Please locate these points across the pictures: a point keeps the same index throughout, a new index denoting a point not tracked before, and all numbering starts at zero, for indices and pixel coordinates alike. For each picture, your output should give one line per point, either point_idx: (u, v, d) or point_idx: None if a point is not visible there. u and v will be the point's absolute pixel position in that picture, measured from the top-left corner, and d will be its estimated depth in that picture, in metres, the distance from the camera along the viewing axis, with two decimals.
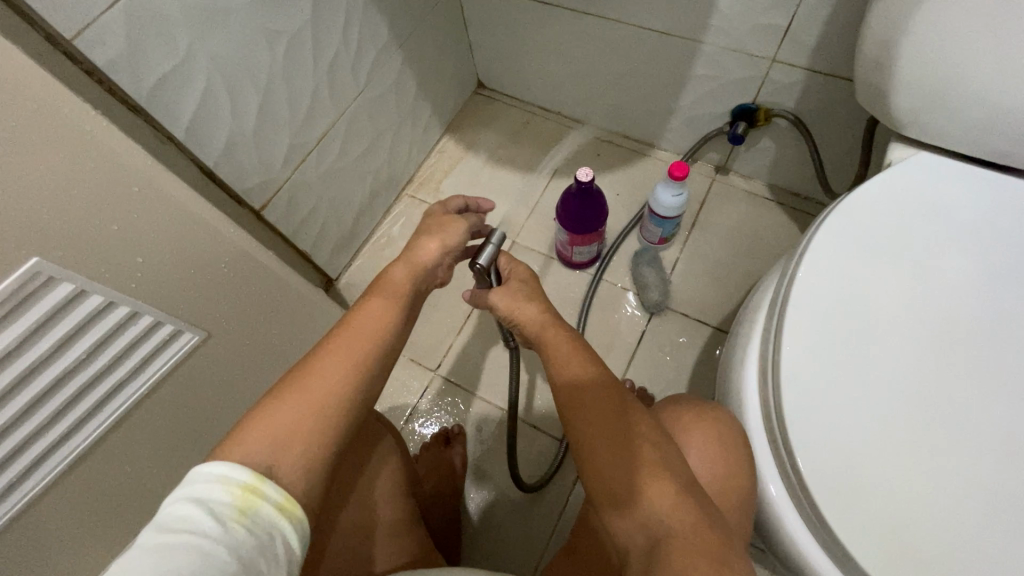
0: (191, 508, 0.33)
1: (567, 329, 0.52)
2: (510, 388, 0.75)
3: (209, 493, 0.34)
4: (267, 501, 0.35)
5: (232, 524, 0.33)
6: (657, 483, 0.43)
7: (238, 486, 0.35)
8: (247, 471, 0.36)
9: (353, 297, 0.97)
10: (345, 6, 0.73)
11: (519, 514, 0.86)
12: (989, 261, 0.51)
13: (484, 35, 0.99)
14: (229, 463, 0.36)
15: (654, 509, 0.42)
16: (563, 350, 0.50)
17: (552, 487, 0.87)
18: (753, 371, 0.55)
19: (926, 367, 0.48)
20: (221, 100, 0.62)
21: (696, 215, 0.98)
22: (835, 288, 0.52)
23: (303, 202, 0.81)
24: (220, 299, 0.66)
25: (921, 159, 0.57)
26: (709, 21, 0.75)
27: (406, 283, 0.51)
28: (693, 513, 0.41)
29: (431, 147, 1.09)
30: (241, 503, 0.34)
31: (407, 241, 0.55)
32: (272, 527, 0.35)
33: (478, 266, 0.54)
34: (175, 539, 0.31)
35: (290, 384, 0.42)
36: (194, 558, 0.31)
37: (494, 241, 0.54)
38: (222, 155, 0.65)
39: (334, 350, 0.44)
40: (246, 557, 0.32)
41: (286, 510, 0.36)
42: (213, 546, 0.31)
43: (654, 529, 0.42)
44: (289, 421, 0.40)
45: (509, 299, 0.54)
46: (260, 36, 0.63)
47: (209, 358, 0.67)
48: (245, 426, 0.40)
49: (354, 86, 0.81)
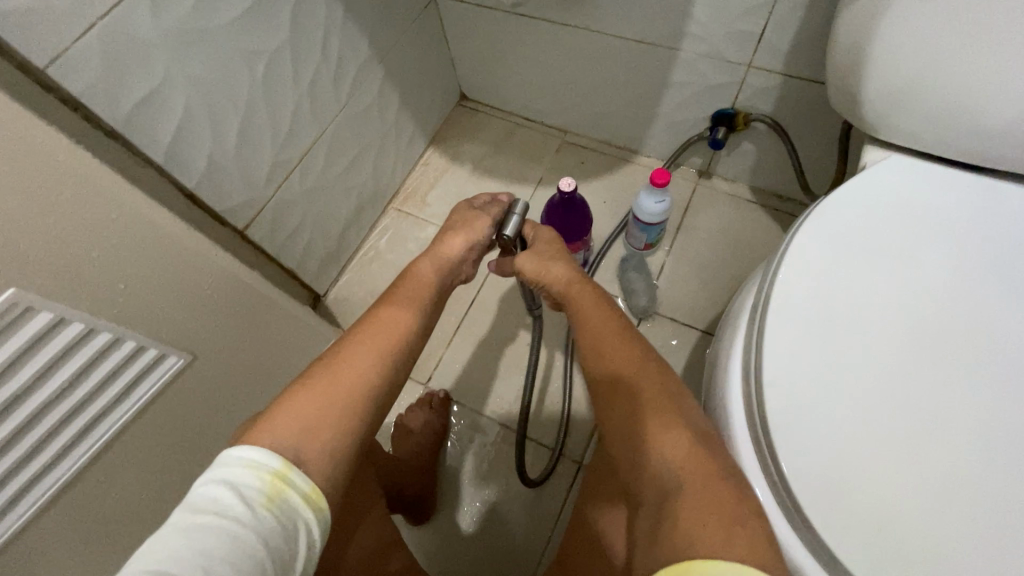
0: (223, 492, 0.36)
1: (590, 294, 0.58)
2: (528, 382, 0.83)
3: (240, 478, 0.37)
4: (295, 489, 0.39)
5: (260, 510, 0.36)
6: (670, 440, 0.46)
7: (268, 472, 0.38)
8: (276, 458, 0.39)
9: (342, 312, 0.97)
10: (324, 22, 0.73)
11: (513, 524, 0.85)
12: (963, 261, 0.52)
13: (464, 47, 1.00)
14: (259, 450, 0.40)
15: (668, 465, 0.46)
16: (590, 316, 0.57)
17: (547, 497, 0.86)
18: (737, 375, 0.55)
19: (909, 368, 0.49)
20: (201, 121, 0.62)
21: (681, 220, 0.98)
22: (815, 290, 0.52)
23: (287, 220, 0.81)
24: (204, 321, 0.65)
25: (895, 161, 0.58)
26: (685, 29, 0.76)
27: (430, 275, 0.58)
28: (703, 468, 0.44)
29: (416, 160, 1.09)
30: (270, 490, 0.38)
31: (434, 239, 0.61)
32: (297, 515, 0.38)
33: (506, 236, 0.60)
34: (208, 520, 0.34)
35: (327, 371, 0.47)
36: (226, 539, 0.33)
37: (517, 211, 0.60)
38: (203, 177, 0.65)
39: (367, 337, 0.50)
40: (271, 542, 0.35)
41: (310, 499, 0.39)
42: (242, 530, 0.34)
43: (668, 486, 0.45)
44: (319, 408, 0.44)
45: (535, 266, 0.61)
46: (239, 55, 0.63)
47: (195, 380, 0.67)
48: (277, 413, 0.43)
49: (335, 102, 0.81)
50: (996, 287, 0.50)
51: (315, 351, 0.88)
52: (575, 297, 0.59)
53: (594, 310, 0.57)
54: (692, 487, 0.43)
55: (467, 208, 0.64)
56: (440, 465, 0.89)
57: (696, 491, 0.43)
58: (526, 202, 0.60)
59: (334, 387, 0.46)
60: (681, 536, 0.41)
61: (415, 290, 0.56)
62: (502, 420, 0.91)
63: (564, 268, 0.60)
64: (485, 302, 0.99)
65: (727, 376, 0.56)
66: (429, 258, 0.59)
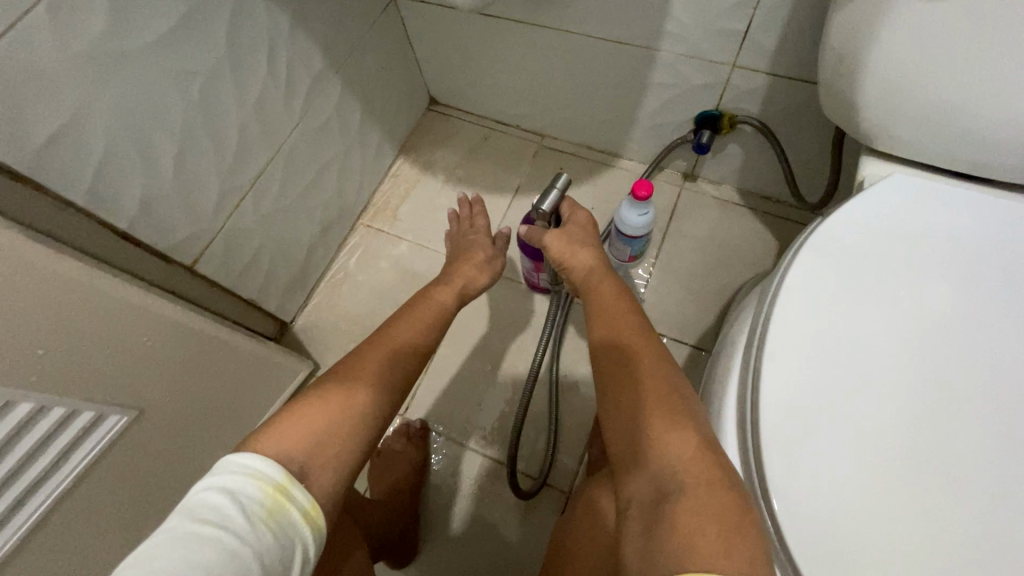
0: (223, 501, 0.34)
1: (609, 278, 0.62)
2: (527, 387, 0.79)
3: (241, 487, 0.35)
4: (296, 503, 0.37)
5: (260, 524, 0.34)
6: (675, 438, 0.46)
7: (271, 484, 0.37)
8: (279, 470, 0.37)
9: (311, 340, 0.92)
10: (269, 35, 0.67)
11: (495, 542, 0.80)
12: (969, 289, 0.48)
13: (430, 50, 0.93)
14: (266, 460, 0.38)
15: (669, 462, 0.45)
16: (606, 292, 0.60)
17: (535, 515, 0.80)
18: (732, 425, 0.51)
19: (916, 423, 0.45)
20: (129, 155, 0.55)
21: (667, 227, 0.93)
22: (812, 325, 0.48)
23: (242, 249, 0.75)
24: (152, 372, 0.60)
25: (900, 180, 0.53)
26: (662, 28, 0.70)
27: (447, 299, 0.63)
28: (707, 471, 0.43)
29: (385, 171, 1.03)
30: (271, 504, 0.36)
31: (450, 270, 0.69)
32: (296, 531, 0.36)
33: (542, 211, 0.66)
34: (206, 530, 0.32)
35: (342, 378, 0.48)
36: (224, 555, 0.31)
37: (558, 186, 0.65)
38: (138, 214, 0.59)
39: (378, 350, 0.52)
40: (268, 561, 0.33)
41: (310, 516, 0.37)
42: (240, 545, 0.32)
43: (665, 485, 0.44)
44: (326, 423, 0.43)
45: (563, 244, 0.65)
46: (168, 79, 0.56)
47: (143, 436, 0.61)
48: (280, 422, 0.42)
49: (288, 119, 0.75)
50: (1007, 329, 0.46)
51: (280, 387, 0.82)
52: (597, 281, 0.63)
53: (610, 289, 0.61)
54: (694, 489, 0.42)
55: (483, 237, 0.75)
56: (426, 481, 0.84)
57: (699, 493, 0.42)
58: (569, 180, 0.65)
59: (347, 392, 0.46)
60: (679, 540, 0.40)
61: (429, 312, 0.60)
62: (483, 449, 0.85)
63: (589, 257, 0.64)
64: (465, 322, 0.92)
65: (720, 426, 0.52)
66: (467, 262, 0.70)
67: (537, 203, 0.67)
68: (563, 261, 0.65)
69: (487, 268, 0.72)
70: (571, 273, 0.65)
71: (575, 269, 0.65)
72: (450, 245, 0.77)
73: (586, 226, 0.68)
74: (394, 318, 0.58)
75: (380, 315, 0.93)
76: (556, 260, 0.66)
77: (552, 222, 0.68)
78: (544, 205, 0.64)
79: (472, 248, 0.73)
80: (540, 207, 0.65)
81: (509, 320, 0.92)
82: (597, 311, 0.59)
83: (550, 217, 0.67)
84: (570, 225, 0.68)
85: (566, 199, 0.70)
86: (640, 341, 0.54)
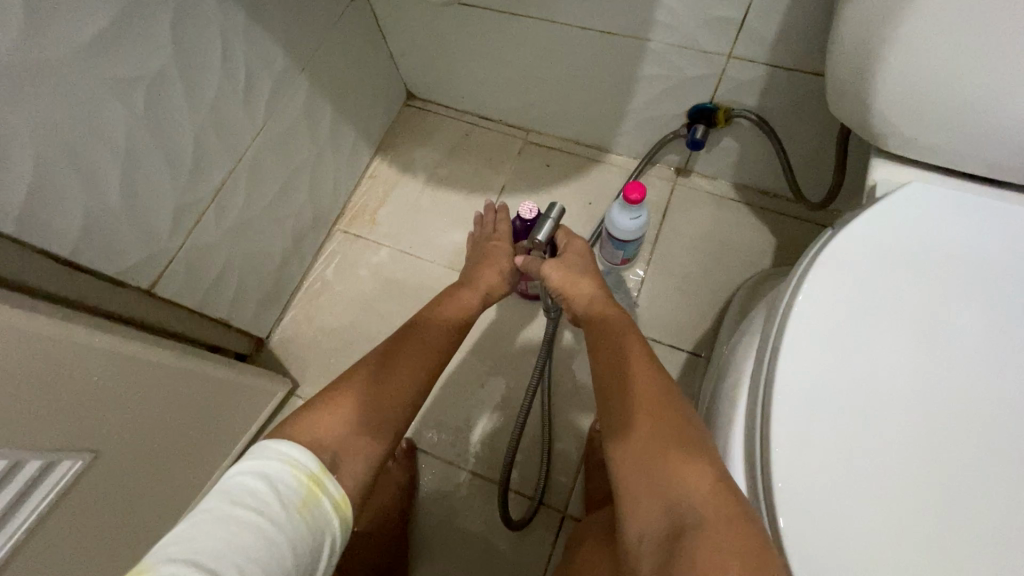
0: (260, 487, 0.38)
1: (612, 305, 0.59)
2: (525, 400, 0.76)
3: (278, 474, 0.39)
4: (328, 495, 0.40)
5: (296, 512, 0.38)
6: (693, 469, 0.43)
7: (306, 473, 0.40)
8: (314, 462, 0.41)
9: (288, 356, 0.87)
10: (221, 32, 0.60)
11: (488, 561, 0.76)
12: (993, 310, 0.44)
13: (405, 43, 0.87)
14: (301, 449, 0.42)
15: (687, 495, 0.42)
16: (610, 317, 0.57)
17: (530, 534, 0.77)
18: (739, 459, 0.47)
19: (941, 463, 0.41)
20: (66, 176, 0.50)
21: (660, 226, 0.89)
22: (826, 350, 0.44)
23: (205, 267, 0.69)
24: (112, 411, 0.55)
25: (917, 189, 0.48)
26: (653, 17, 0.65)
27: (470, 302, 0.63)
28: (728, 504, 0.41)
29: (361, 173, 0.97)
30: (305, 493, 0.39)
31: (470, 272, 0.67)
32: (326, 521, 0.39)
33: (537, 241, 0.62)
34: (245, 515, 0.36)
35: (352, 390, 0.50)
36: (261, 542, 0.35)
37: (551, 216, 0.62)
38: (81, 239, 0.53)
39: (392, 361, 0.53)
40: (299, 550, 0.36)
41: (339, 508, 0.41)
42: (276, 533, 0.36)
43: (682, 519, 0.42)
44: (338, 427, 0.46)
45: (562, 274, 0.61)
46: (104, 88, 0.50)
47: (102, 478, 0.55)
48: (311, 419, 0.46)
49: (249, 125, 0.69)
50: None
51: (256, 411, 0.79)
52: (599, 308, 0.58)
53: (612, 314, 0.57)
54: (714, 523, 0.40)
55: (491, 241, 0.71)
56: (414, 502, 0.80)
57: (719, 528, 0.39)
58: (562, 208, 0.62)
59: (348, 407, 0.48)
60: None
61: (455, 315, 0.61)
62: (473, 468, 0.81)
63: (592, 285, 0.60)
64: None
65: (725, 458, 0.47)
66: (490, 265, 0.67)
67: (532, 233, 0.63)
68: (561, 291, 0.61)
69: (510, 275, 0.69)
70: (571, 303, 0.61)
71: (574, 297, 0.60)
72: (472, 247, 0.74)
73: (584, 255, 0.64)
74: (403, 331, 0.57)
75: (362, 328, 0.88)
76: (556, 288, 0.61)
77: (548, 251, 0.65)
78: (539, 236, 0.61)
79: (493, 251, 0.69)
80: (536, 237, 0.62)
81: (498, 329, 0.87)
82: (602, 336, 0.55)
83: (546, 246, 0.63)
84: (568, 252, 0.64)
85: (560, 228, 0.67)
86: (648, 374, 0.50)
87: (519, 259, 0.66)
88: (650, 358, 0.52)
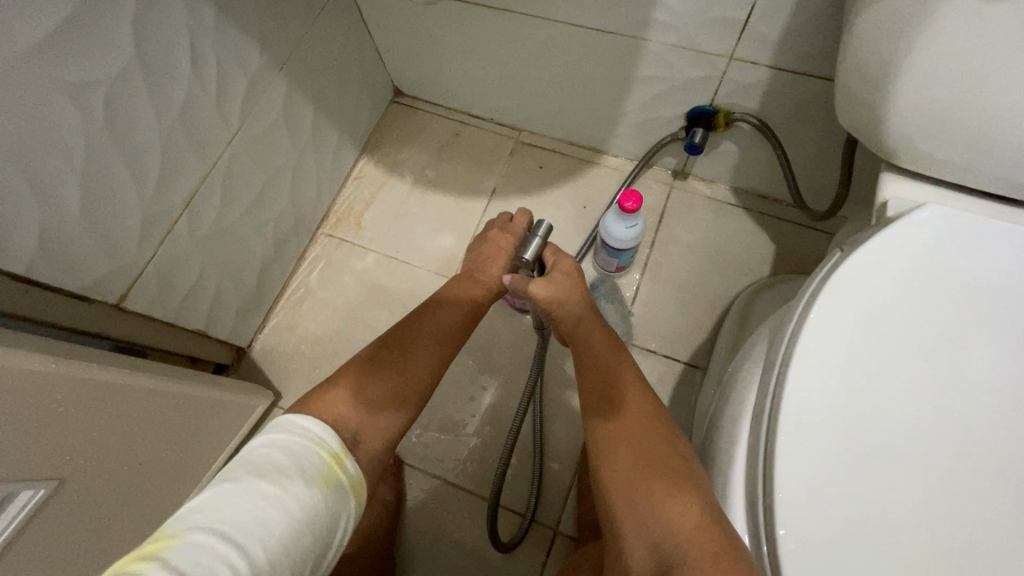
0: (286, 461, 0.38)
1: (600, 326, 0.56)
2: (517, 415, 0.73)
3: (302, 450, 0.39)
4: (346, 474, 0.40)
5: (321, 487, 0.38)
6: (680, 500, 0.41)
7: (329, 452, 0.41)
8: (337, 442, 0.42)
9: (271, 366, 0.84)
10: (189, 32, 0.56)
11: None
12: (1011, 342, 0.41)
13: (390, 39, 0.83)
14: (321, 425, 0.42)
15: (675, 529, 0.40)
16: (598, 339, 0.55)
17: (520, 551, 0.74)
18: (737, 499, 0.44)
19: (956, 510, 0.38)
20: (19, 189, 0.46)
21: (656, 231, 0.86)
22: (834, 383, 0.42)
23: (178, 279, 0.66)
24: (76, 438, 0.51)
25: (932, 212, 0.45)
26: (651, 16, 0.61)
27: (478, 295, 0.61)
28: (718, 543, 0.38)
29: (347, 174, 0.93)
30: (328, 470, 0.39)
31: (473, 266, 0.64)
32: (343, 502, 0.39)
33: (524, 258, 0.61)
34: (269, 489, 0.35)
35: (354, 379, 0.48)
36: (284, 518, 0.35)
37: (538, 233, 0.60)
38: (40, 256, 0.50)
39: (388, 367, 0.51)
40: (318, 528, 0.36)
41: (356, 488, 0.41)
42: (299, 510, 0.36)
43: (667, 555, 0.40)
44: (348, 410, 0.46)
45: (549, 293, 0.58)
46: (59, 92, 0.46)
47: (67, 508, 0.51)
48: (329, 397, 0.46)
49: (223, 128, 0.65)
50: None
51: (235, 425, 0.76)
52: (585, 330, 0.56)
53: (599, 337, 0.55)
54: (699, 563, 0.38)
55: (496, 233, 0.67)
56: (400, 519, 0.77)
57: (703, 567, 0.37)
58: (549, 225, 0.60)
59: (352, 394, 0.47)
60: None
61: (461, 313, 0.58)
62: (463, 482, 0.78)
63: (578, 303, 0.58)
64: None
65: (724, 496, 0.45)
66: (493, 264, 0.64)
67: (520, 251, 0.62)
68: (547, 310, 0.58)
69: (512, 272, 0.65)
70: (558, 323, 0.58)
71: (561, 316, 0.57)
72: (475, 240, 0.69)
73: (573, 274, 0.61)
74: (400, 330, 0.55)
75: (347, 336, 0.85)
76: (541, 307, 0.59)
77: (536, 269, 0.63)
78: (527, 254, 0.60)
79: (499, 243, 0.65)
80: (524, 256, 0.61)
81: (488, 338, 0.84)
82: (588, 359, 0.53)
83: (534, 266, 0.62)
84: (557, 270, 0.61)
85: (548, 245, 0.64)
86: (638, 402, 0.48)
87: (507, 279, 0.63)
88: (642, 386, 0.50)
